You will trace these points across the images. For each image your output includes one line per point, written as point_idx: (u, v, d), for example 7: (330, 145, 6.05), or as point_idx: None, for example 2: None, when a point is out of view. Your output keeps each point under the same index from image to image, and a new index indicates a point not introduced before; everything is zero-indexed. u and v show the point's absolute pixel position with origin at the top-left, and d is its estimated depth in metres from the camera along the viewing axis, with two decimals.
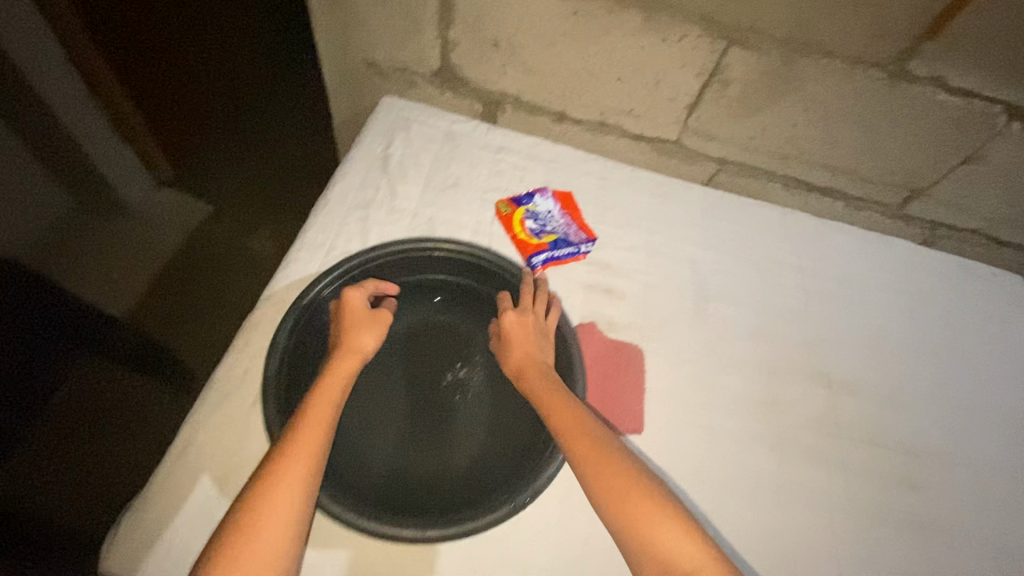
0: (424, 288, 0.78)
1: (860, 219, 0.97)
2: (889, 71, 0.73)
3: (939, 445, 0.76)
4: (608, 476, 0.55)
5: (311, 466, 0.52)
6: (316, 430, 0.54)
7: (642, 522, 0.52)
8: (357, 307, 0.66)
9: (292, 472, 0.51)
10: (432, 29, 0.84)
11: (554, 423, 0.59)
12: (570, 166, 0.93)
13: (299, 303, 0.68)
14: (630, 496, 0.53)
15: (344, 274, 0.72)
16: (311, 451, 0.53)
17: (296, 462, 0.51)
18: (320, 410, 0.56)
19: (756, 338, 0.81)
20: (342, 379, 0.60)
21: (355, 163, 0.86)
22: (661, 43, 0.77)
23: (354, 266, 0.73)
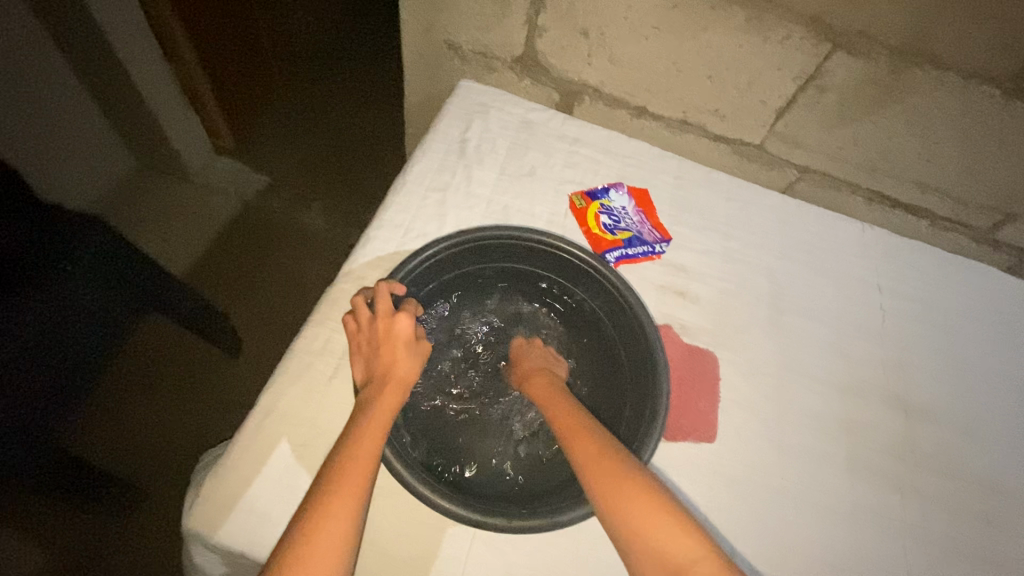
0: (520, 278, 0.80)
1: (943, 241, 0.93)
2: (1005, 89, 0.69)
3: (1019, 483, 0.73)
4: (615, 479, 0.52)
5: (363, 485, 0.49)
6: (370, 448, 0.52)
7: (649, 528, 0.49)
8: (402, 334, 0.59)
9: (346, 490, 0.48)
10: (521, 15, 0.83)
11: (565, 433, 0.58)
12: (646, 163, 0.91)
13: (404, 272, 0.69)
14: (634, 491, 0.51)
15: (429, 256, 0.72)
16: (364, 468, 0.50)
17: (349, 482, 0.49)
18: (373, 424, 0.53)
19: (831, 354, 0.78)
20: (393, 396, 0.56)
21: (433, 145, 0.86)
22: (761, 43, 0.74)
23: (458, 243, 0.73)
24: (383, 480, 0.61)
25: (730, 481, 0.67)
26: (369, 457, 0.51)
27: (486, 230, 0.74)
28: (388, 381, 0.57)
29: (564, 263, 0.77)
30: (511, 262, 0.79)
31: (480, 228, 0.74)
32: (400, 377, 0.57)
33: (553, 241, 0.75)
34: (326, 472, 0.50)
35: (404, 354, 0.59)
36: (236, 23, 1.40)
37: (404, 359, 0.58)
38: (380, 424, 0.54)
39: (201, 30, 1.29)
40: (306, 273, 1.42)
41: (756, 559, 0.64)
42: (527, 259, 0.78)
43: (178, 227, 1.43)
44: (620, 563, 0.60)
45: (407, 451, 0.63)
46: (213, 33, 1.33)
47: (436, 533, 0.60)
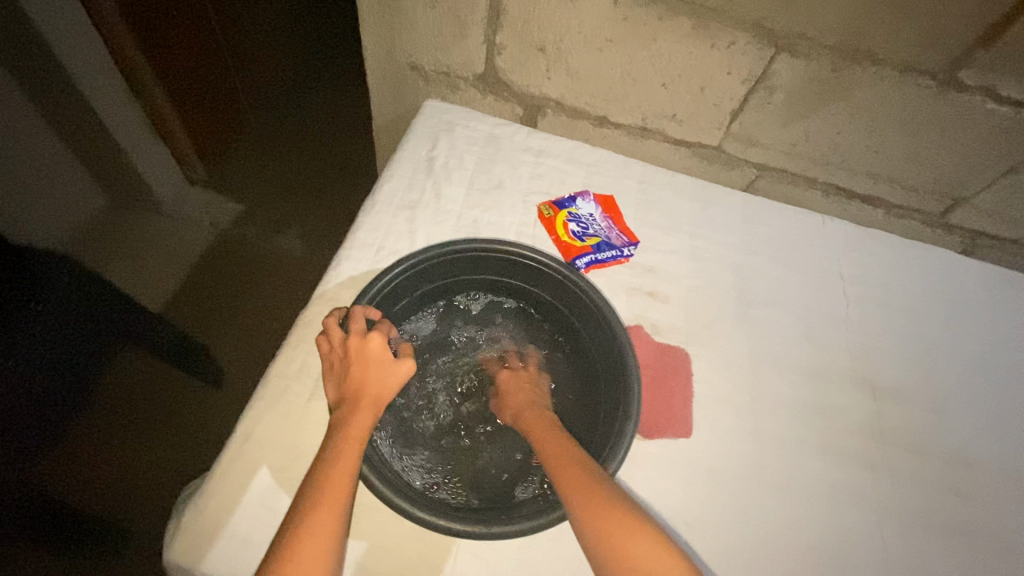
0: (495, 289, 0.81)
1: (899, 227, 0.96)
2: (939, 79, 0.73)
3: (988, 457, 0.76)
4: (591, 499, 0.52)
5: (343, 503, 0.50)
6: (349, 465, 0.52)
7: (626, 543, 0.49)
8: (377, 355, 0.60)
9: (325, 510, 0.49)
10: (479, 34, 0.86)
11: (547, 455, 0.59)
12: (610, 170, 0.94)
13: (374, 289, 0.70)
14: (610, 513, 0.51)
15: (400, 272, 0.73)
16: (342, 488, 0.51)
17: (329, 501, 0.49)
18: (349, 442, 0.54)
19: (800, 343, 0.81)
20: (366, 416, 0.57)
21: (401, 165, 0.88)
22: (709, 49, 0.78)
23: (429, 259, 0.74)
24: (365, 496, 0.62)
25: (708, 474, 0.69)
26: (348, 476, 0.52)
27: (458, 245, 0.76)
28: (362, 399, 0.57)
29: (534, 273, 0.78)
30: (482, 275, 0.80)
31: (452, 242, 0.76)
32: (373, 396, 0.58)
33: (521, 253, 0.77)
34: (305, 493, 0.50)
35: (377, 372, 0.59)
36: (198, 52, 1.39)
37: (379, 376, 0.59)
38: (357, 441, 0.54)
39: (161, 60, 1.28)
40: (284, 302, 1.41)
41: (741, 552, 0.65)
42: (495, 271, 0.80)
43: (151, 260, 1.42)
44: None
45: (383, 468, 0.63)
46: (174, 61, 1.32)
47: (419, 545, 0.60)
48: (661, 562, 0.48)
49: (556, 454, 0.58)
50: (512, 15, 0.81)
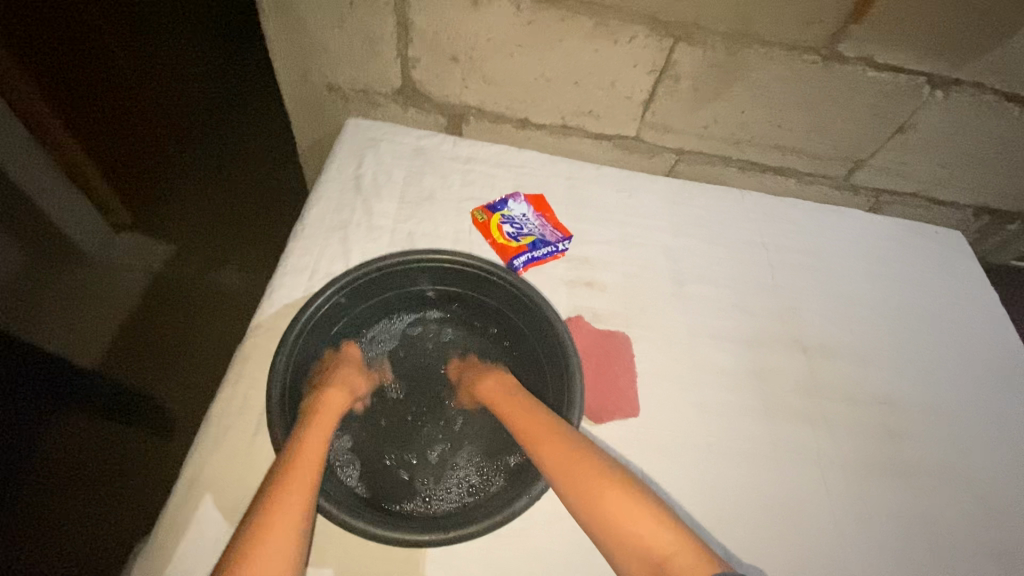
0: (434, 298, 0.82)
1: (812, 193, 1.03)
2: (823, 54, 0.79)
3: (914, 395, 0.82)
4: (582, 474, 0.56)
5: (306, 501, 0.52)
6: (310, 467, 0.55)
7: (620, 515, 0.53)
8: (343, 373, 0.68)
9: (284, 509, 0.50)
10: (391, 49, 0.87)
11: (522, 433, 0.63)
12: (537, 169, 0.96)
13: (304, 315, 0.69)
14: (603, 490, 0.55)
15: (330, 295, 0.72)
16: (303, 487, 0.52)
17: (287, 500, 0.51)
18: (310, 447, 0.57)
19: (734, 312, 0.85)
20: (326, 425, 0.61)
21: (328, 186, 0.87)
22: (613, 45, 0.81)
23: (360, 276, 0.74)
24: (325, 523, 0.61)
25: (661, 449, 0.71)
26: (306, 479, 0.53)
27: (388, 259, 0.75)
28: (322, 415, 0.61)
29: (469, 276, 0.79)
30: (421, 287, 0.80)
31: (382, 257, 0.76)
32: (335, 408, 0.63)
33: (456, 257, 0.78)
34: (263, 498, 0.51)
35: (337, 398, 0.64)
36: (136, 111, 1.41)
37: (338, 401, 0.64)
38: (316, 447, 0.57)
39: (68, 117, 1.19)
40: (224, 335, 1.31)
41: (699, 518, 0.67)
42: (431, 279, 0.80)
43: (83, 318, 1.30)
44: (568, 553, 0.63)
45: (337, 491, 0.63)
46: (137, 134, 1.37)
47: (381, 565, 0.60)
48: (655, 529, 0.51)
49: (533, 430, 0.62)
50: (421, 28, 0.83)
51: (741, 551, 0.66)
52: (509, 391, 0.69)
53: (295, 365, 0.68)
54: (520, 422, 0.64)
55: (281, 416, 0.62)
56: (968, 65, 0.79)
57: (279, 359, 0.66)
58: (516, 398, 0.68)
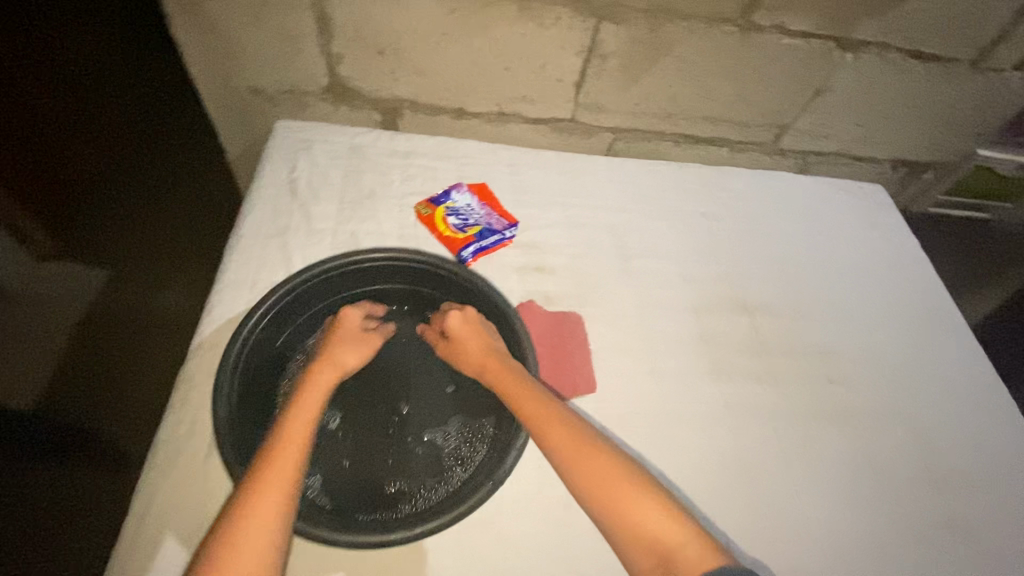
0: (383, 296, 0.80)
1: (745, 160, 1.07)
2: (739, 25, 0.82)
3: (850, 342, 0.86)
4: (590, 465, 0.59)
5: (287, 497, 0.53)
6: (292, 465, 0.54)
7: (627, 506, 0.56)
8: (344, 335, 0.68)
9: (266, 508, 0.51)
10: (314, 46, 0.84)
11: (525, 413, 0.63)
12: (478, 158, 0.96)
13: (242, 332, 0.67)
14: (610, 482, 0.58)
15: (268, 308, 0.70)
16: (285, 485, 0.53)
17: (268, 498, 0.52)
18: (293, 438, 0.56)
19: (681, 282, 0.88)
20: (310, 409, 0.59)
21: (261, 194, 0.84)
22: (538, 28, 0.82)
23: (300, 284, 0.72)
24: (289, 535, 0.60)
25: (619, 420, 0.73)
26: (288, 478, 0.54)
27: (324, 265, 0.74)
28: (310, 395, 0.60)
29: (409, 270, 0.78)
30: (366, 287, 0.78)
31: (317, 263, 0.74)
32: (324, 387, 0.62)
33: (392, 254, 0.77)
34: (247, 486, 0.53)
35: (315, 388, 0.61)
36: (121, 89, 0.80)
37: (318, 390, 0.61)
38: (300, 440, 0.56)
39: (126, 167, 0.84)
40: (151, 351, 0.97)
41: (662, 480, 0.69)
42: (377, 279, 0.78)
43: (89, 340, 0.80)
44: (537, 531, 0.64)
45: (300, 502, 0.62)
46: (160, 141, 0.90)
47: (356, 568, 0.60)
48: (660, 519, 0.56)
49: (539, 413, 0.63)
50: (342, 22, 0.81)
51: (710, 511, 0.69)
52: (510, 367, 0.67)
53: (242, 383, 0.66)
54: (524, 402, 0.64)
55: (233, 436, 0.61)
56: (872, 25, 0.84)
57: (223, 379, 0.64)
58: (520, 375, 0.67)
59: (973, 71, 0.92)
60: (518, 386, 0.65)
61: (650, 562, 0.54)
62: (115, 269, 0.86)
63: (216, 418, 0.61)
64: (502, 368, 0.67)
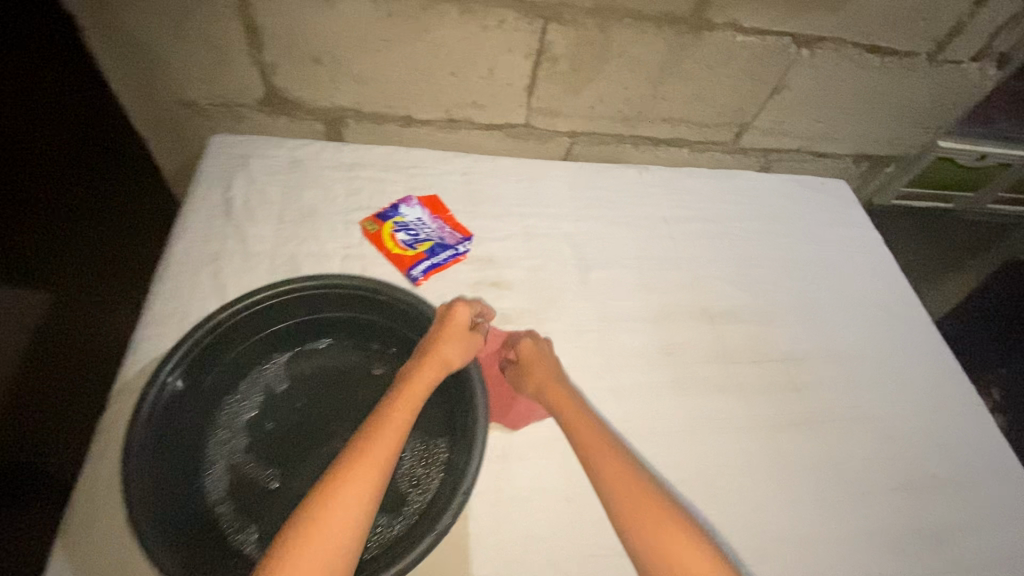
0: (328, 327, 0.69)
1: (707, 160, 1.04)
2: (692, 23, 0.79)
3: (816, 346, 0.85)
4: (653, 512, 0.55)
5: (357, 518, 0.48)
6: (366, 481, 0.50)
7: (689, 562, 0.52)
8: (455, 330, 0.64)
9: (331, 527, 0.47)
10: (243, 56, 0.79)
11: (590, 444, 0.61)
12: (429, 168, 0.91)
13: (157, 381, 0.57)
14: (672, 532, 0.54)
15: (188, 352, 0.60)
16: (358, 504, 0.48)
17: (338, 514, 0.47)
18: (375, 451, 0.52)
19: (642, 291, 0.85)
20: (400, 420, 0.55)
21: (193, 217, 0.78)
22: (483, 31, 0.78)
23: (225, 319, 0.63)
24: None
25: None
26: (363, 496, 0.49)
27: (251, 298, 0.64)
28: (404, 402, 0.56)
29: (346, 295, 0.68)
30: (297, 318, 0.68)
31: (244, 297, 0.64)
32: (418, 394, 0.58)
33: (325, 278, 0.67)
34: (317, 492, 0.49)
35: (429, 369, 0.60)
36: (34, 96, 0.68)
37: (432, 371, 0.60)
38: (385, 454, 0.52)
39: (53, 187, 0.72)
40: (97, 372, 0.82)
41: None
42: (317, 308, 0.68)
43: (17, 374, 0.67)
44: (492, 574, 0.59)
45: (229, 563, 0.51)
46: (85, 153, 0.78)
47: None
48: None
49: (600, 450, 0.60)
50: (271, 30, 0.76)
51: None
52: (578, 401, 0.65)
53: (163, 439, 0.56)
54: (586, 436, 0.61)
55: (146, 513, 0.50)
56: (827, 21, 0.82)
57: (128, 442, 0.52)
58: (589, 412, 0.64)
59: (930, 64, 0.91)
60: (586, 419, 0.63)
61: None
62: (54, 287, 0.73)
63: (126, 490, 0.49)
64: (560, 390, 0.66)
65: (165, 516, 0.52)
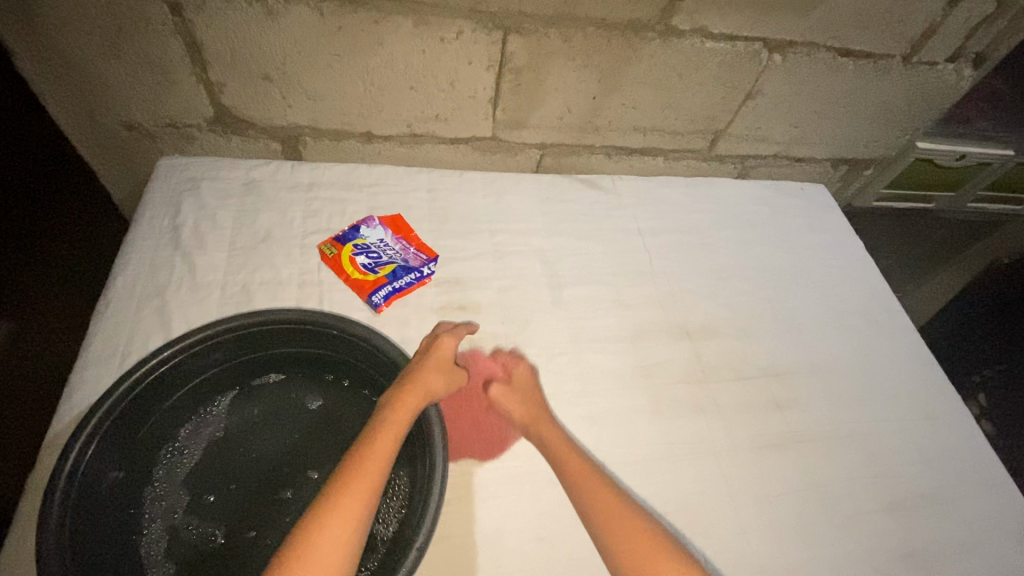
0: (275, 362, 0.65)
1: (682, 168, 1.01)
2: (658, 30, 0.76)
3: (798, 361, 0.82)
4: (641, 546, 0.53)
5: (343, 556, 0.45)
6: (353, 515, 0.47)
7: None
8: (444, 355, 0.62)
9: (316, 567, 0.44)
10: (187, 75, 0.75)
11: (572, 471, 0.59)
12: (392, 185, 0.87)
13: (78, 440, 0.52)
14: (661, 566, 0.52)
15: (114, 401, 0.55)
16: (344, 541, 0.46)
17: (325, 551, 0.45)
18: (363, 479, 0.49)
19: (617, 308, 0.82)
20: (387, 449, 0.52)
21: (139, 246, 0.74)
22: (440, 43, 0.74)
23: (157, 363, 0.57)
24: None
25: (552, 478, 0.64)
26: (350, 531, 0.46)
27: (185, 338, 0.59)
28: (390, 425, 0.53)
29: (292, 330, 0.64)
30: (240, 356, 0.63)
31: (176, 338, 0.59)
32: (404, 418, 0.54)
33: (266, 314, 0.62)
34: (301, 529, 0.46)
35: (401, 415, 0.54)
36: None
37: (406, 414, 0.55)
38: (371, 483, 0.49)
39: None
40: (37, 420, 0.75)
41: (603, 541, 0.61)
42: (262, 344, 0.64)
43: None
44: None
45: None
46: (37, 174, 0.75)
47: None
48: None
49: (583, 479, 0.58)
50: (213, 47, 0.71)
51: None
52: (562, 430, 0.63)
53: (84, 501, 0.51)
54: (571, 464, 0.59)
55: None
56: (797, 25, 0.79)
57: (43, 515, 0.48)
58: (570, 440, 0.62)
59: (905, 66, 0.89)
60: (568, 449, 0.61)
61: None
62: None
63: (38, 572, 0.45)
64: (548, 426, 0.63)
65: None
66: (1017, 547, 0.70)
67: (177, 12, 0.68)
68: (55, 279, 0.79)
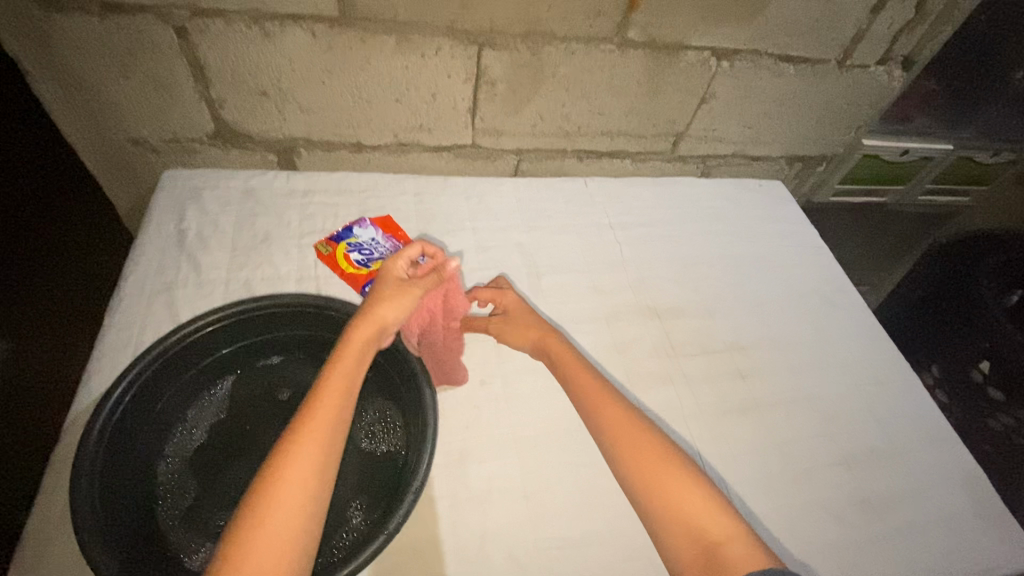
0: (272, 344, 0.71)
1: (649, 169, 1.10)
2: (616, 42, 0.85)
3: (759, 337, 0.89)
4: (642, 445, 0.59)
5: (320, 464, 0.50)
6: (323, 431, 0.51)
7: (676, 489, 0.55)
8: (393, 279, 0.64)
9: (296, 475, 0.48)
10: (191, 93, 0.82)
11: (579, 385, 0.67)
12: (381, 190, 0.94)
13: (99, 418, 0.57)
14: (658, 463, 0.58)
15: (127, 383, 0.60)
16: (317, 449, 0.50)
17: (301, 460, 0.49)
18: (329, 398, 0.53)
19: (592, 293, 0.89)
20: (346, 371, 0.56)
21: (148, 249, 0.80)
22: (421, 59, 0.82)
23: (162, 350, 0.64)
24: None
25: (535, 444, 0.69)
26: (322, 442, 0.51)
27: (186, 327, 0.66)
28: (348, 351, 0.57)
29: (294, 313, 0.71)
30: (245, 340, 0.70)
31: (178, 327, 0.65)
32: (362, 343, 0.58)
33: (270, 298, 0.70)
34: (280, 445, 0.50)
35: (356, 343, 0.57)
36: None
37: (362, 341, 0.58)
38: (337, 403, 0.53)
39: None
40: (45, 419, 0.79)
41: (584, 497, 0.66)
42: (257, 328, 0.70)
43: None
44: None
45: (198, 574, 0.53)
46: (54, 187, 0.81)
47: None
48: (704, 503, 0.54)
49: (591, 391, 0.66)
50: (214, 66, 0.79)
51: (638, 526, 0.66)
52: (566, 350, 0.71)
53: (109, 469, 0.56)
54: (576, 378, 0.68)
55: (96, 537, 0.51)
56: (739, 34, 0.89)
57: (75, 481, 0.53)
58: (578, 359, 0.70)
59: (840, 69, 0.99)
60: (576, 367, 0.69)
61: (694, 554, 0.52)
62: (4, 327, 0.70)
63: (76, 528, 0.50)
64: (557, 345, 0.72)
65: (116, 539, 0.53)
66: (962, 495, 0.76)
67: (183, 35, 0.75)
68: (65, 285, 0.84)
